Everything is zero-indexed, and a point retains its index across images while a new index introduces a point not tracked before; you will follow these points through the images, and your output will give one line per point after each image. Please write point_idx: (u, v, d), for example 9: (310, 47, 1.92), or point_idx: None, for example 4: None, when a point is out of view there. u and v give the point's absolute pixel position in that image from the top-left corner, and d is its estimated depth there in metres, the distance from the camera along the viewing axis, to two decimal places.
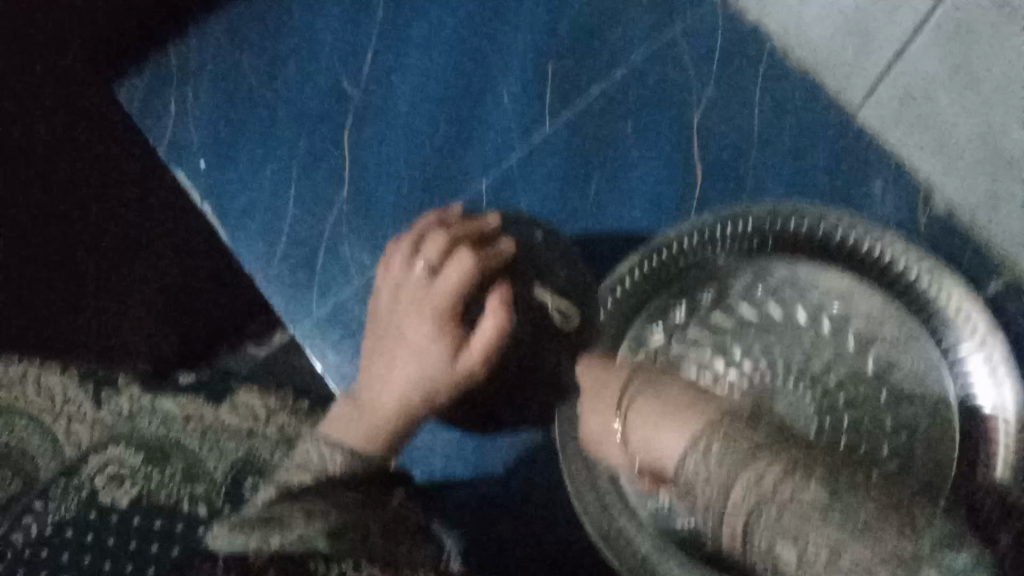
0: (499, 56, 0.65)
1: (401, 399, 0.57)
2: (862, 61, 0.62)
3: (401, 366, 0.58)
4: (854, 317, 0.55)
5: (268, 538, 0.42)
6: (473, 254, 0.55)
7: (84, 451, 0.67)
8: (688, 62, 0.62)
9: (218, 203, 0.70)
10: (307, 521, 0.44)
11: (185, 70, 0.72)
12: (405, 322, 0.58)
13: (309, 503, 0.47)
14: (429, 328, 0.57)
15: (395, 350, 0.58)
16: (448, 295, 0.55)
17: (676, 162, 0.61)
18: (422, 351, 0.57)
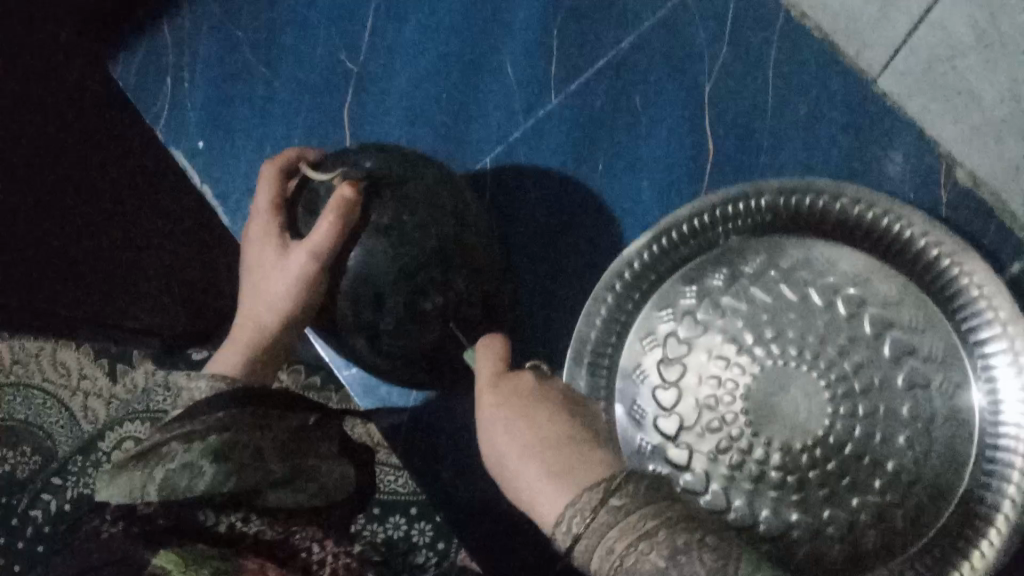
0: (500, 26, 0.63)
1: (263, 321, 0.55)
2: (885, 24, 0.59)
3: (259, 295, 0.54)
4: (870, 301, 0.52)
5: (149, 476, 0.42)
6: (274, 170, 0.53)
7: (95, 428, 0.81)
8: (696, 31, 0.59)
9: (217, 183, 0.68)
10: (187, 446, 0.44)
11: (182, 47, 0.70)
12: (249, 258, 0.55)
13: (195, 419, 0.45)
14: (269, 252, 0.53)
15: (251, 285, 0.55)
16: (272, 207, 0.53)
17: (688, 133, 0.59)
18: (266, 272, 0.53)
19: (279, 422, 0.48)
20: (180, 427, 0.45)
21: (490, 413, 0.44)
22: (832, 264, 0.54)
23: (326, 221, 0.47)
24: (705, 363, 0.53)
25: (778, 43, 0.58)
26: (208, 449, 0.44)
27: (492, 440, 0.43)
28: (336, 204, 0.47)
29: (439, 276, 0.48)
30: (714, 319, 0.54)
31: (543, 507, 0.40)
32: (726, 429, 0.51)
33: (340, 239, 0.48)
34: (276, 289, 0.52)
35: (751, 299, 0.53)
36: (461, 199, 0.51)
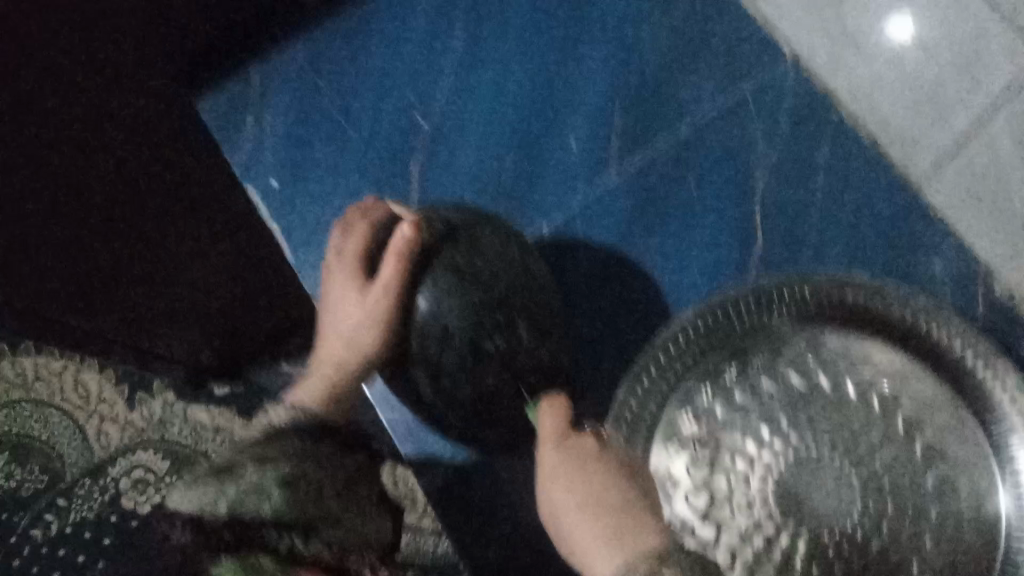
0: (571, 101, 0.67)
1: (339, 358, 0.57)
2: (934, 129, 0.63)
3: (336, 331, 0.57)
4: (903, 399, 0.56)
5: (220, 491, 0.42)
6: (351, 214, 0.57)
7: (115, 451, 0.85)
8: (754, 123, 0.63)
9: (287, 223, 0.73)
10: (260, 470, 0.44)
11: (266, 90, 0.74)
12: (328, 298, 0.58)
13: (272, 449, 0.47)
14: (346, 291, 0.56)
15: (328, 323, 0.58)
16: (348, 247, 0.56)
17: (738, 219, 0.62)
18: (343, 310, 0.56)
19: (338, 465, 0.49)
20: (255, 457, 0.45)
21: (553, 469, 0.47)
22: (869, 360, 0.57)
23: (388, 256, 0.51)
24: (742, 444, 0.56)
25: (829, 145, 0.62)
26: (277, 476, 0.44)
27: (548, 493, 0.46)
28: (400, 241, 0.51)
29: (505, 319, 0.51)
30: (752, 403, 0.57)
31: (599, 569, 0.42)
32: (757, 509, 0.54)
33: (405, 273, 0.51)
34: (345, 323, 0.56)
35: (789, 387, 0.57)
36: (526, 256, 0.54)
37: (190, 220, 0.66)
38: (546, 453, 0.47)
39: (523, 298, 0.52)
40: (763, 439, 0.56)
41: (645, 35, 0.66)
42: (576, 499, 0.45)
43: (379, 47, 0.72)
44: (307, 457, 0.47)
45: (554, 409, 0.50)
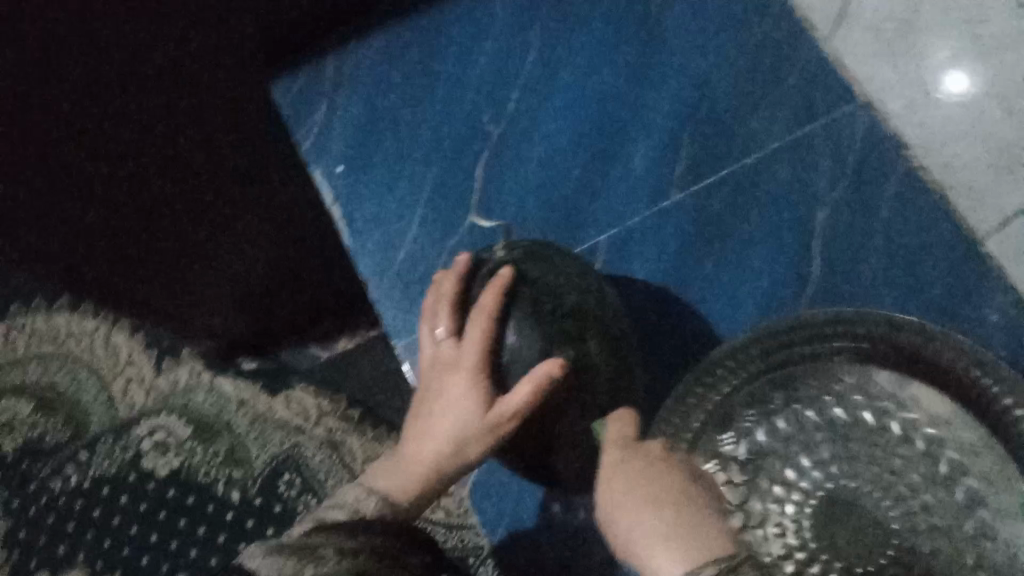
0: (642, 121, 0.69)
1: (433, 458, 0.59)
2: None
3: (437, 428, 0.59)
4: (948, 443, 0.56)
5: (301, 572, 0.49)
6: (484, 313, 0.60)
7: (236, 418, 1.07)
8: (824, 159, 0.65)
9: (345, 206, 0.73)
10: (339, 558, 0.50)
11: (337, 75, 0.76)
12: (438, 389, 0.60)
13: (353, 536, 0.52)
14: (465, 392, 0.59)
15: (429, 414, 0.60)
16: (473, 348, 0.59)
17: (793, 254, 0.63)
18: (457, 409, 0.59)
19: (394, 564, 0.52)
20: (336, 538, 0.51)
21: (610, 467, 0.55)
22: (918, 403, 0.58)
23: (528, 384, 0.56)
24: (780, 472, 0.57)
25: (892, 188, 0.63)
26: (351, 569, 0.50)
27: (605, 503, 0.54)
28: (541, 375, 0.56)
29: (569, 334, 0.59)
30: (795, 433, 0.58)
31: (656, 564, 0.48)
32: (786, 536, 0.53)
33: (534, 401, 0.56)
34: (454, 424, 0.59)
35: (833, 420, 0.59)
36: (587, 284, 0.62)
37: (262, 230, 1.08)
38: (612, 456, 0.56)
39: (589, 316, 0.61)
40: (801, 468, 0.57)
41: (716, 66, 0.69)
42: (636, 490, 0.52)
43: (458, 46, 0.74)
44: (371, 549, 0.52)
45: (621, 420, 0.58)
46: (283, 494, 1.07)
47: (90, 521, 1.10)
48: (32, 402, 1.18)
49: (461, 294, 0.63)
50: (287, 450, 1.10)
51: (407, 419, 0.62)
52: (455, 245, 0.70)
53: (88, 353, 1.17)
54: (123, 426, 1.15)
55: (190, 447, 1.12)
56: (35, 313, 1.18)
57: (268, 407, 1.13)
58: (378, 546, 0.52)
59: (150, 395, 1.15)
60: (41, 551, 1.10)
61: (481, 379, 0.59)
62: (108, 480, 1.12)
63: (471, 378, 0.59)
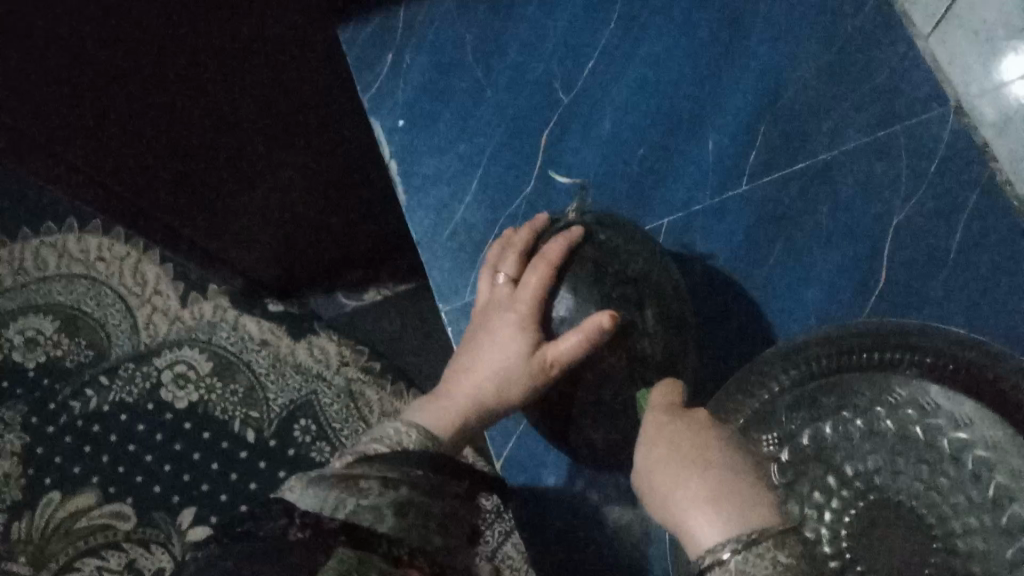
0: (716, 108, 0.69)
1: (481, 394, 0.64)
2: None
3: (487, 367, 0.64)
4: (1000, 468, 0.53)
5: (345, 503, 0.53)
6: (544, 260, 0.60)
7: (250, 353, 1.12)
8: (901, 163, 0.64)
9: (406, 164, 0.79)
10: (381, 491, 0.55)
11: (411, 33, 0.80)
12: (492, 330, 0.64)
13: (393, 469, 0.57)
14: (517, 336, 0.62)
15: (483, 353, 0.65)
16: (529, 295, 0.61)
17: (861, 258, 0.64)
18: (508, 352, 0.62)
19: (430, 495, 0.58)
20: (380, 471, 0.56)
21: (652, 426, 0.54)
22: (971, 421, 0.55)
23: (576, 338, 0.56)
24: (822, 476, 0.55)
25: (973, 200, 0.62)
26: (392, 502, 0.55)
27: (642, 457, 0.53)
28: (593, 328, 0.55)
29: (630, 312, 0.58)
30: (840, 440, 0.56)
31: (695, 522, 0.47)
32: (822, 543, 0.52)
33: (582, 353, 0.57)
34: (503, 365, 0.63)
35: (880, 430, 0.56)
36: (658, 266, 0.61)
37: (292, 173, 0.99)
38: (659, 419, 0.54)
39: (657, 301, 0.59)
40: (843, 474, 0.55)
41: (800, 56, 0.68)
42: (677, 453, 0.51)
43: (537, 15, 0.76)
44: (410, 483, 0.57)
45: (670, 389, 0.56)
46: (297, 439, 1.09)
47: (108, 445, 1.11)
48: (56, 322, 1.20)
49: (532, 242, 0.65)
50: (305, 396, 1.12)
51: (462, 354, 0.67)
52: (517, 213, 0.74)
53: (114, 278, 1.22)
54: (146, 355, 1.16)
55: (211, 383, 1.14)
56: (91, 235, 1.24)
57: (291, 352, 1.15)
58: (416, 476, 0.58)
59: (173, 327, 1.18)
60: (56, 470, 1.10)
61: (532, 325, 0.61)
62: (129, 407, 1.13)
63: (522, 323, 0.62)
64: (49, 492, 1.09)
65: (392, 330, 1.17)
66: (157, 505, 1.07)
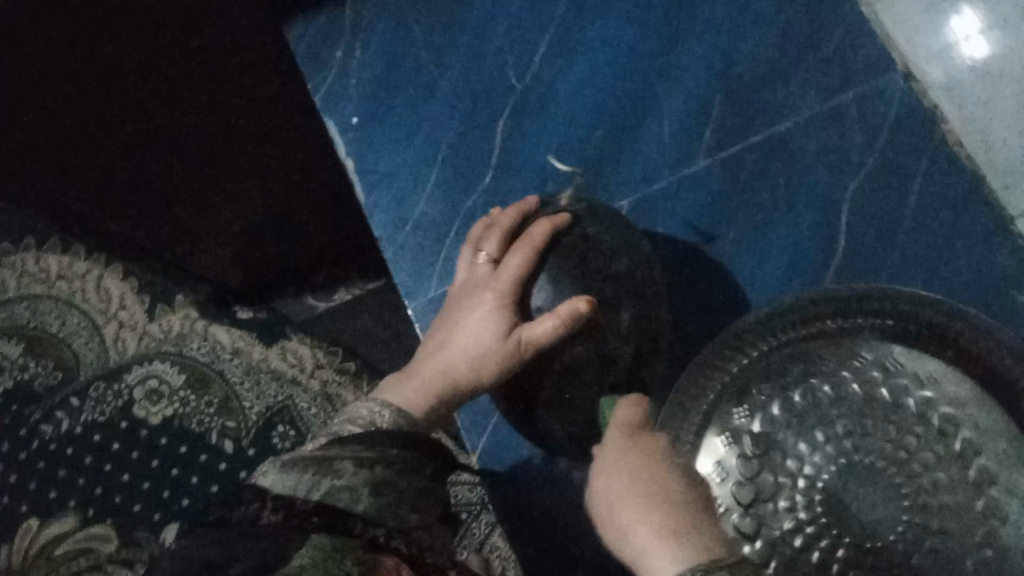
0: (668, 87, 0.70)
1: (454, 374, 0.64)
2: None
3: (461, 347, 0.64)
4: (963, 424, 0.55)
5: (318, 485, 0.53)
6: (525, 243, 0.60)
7: (212, 361, 1.14)
8: (853, 131, 0.65)
9: (363, 162, 0.78)
10: (356, 471, 0.54)
11: (358, 27, 0.80)
12: (468, 309, 0.64)
13: (368, 448, 0.56)
14: (491, 317, 0.62)
15: (458, 332, 0.65)
16: (508, 278, 0.61)
17: (822, 228, 0.65)
18: (481, 331, 0.62)
19: (407, 477, 0.57)
20: (356, 452, 0.55)
21: (613, 452, 0.54)
22: (935, 380, 0.56)
23: (554, 322, 0.56)
24: (791, 444, 0.56)
25: (925, 165, 0.63)
26: (367, 482, 0.55)
27: (602, 485, 0.53)
28: (571, 313, 0.56)
29: (605, 299, 0.58)
30: (811, 408, 0.57)
31: (650, 553, 0.48)
32: (795, 511, 0.54)
33: (557, 337, 0.57)
34: (476, 346, 0.62)
35: (848, 395, 0.57)
36: (626, 245, 0.61)
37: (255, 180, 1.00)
38: (617, 440, 0.54)
39: (625, 284, 0.59)
40: (813, 442, 0.56)
41: (749, 29, 0.68)
42: (635, 483, 0.52)
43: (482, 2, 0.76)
44: (386, 462, 0.56)
45: (635, 407, 0.55)
46: (276, 446, 1.08)
47: (82, 467, 1.09)
48: (21, 345, 1.17)
49: (516, 223, 0.64)
50: (281, 402, 1.11)
51: (436, 335, 0.67)
52: (476, 206, 0.74)
53: (77, 297, 1.18)
54: (116, 373, 1.14)
55: (184, 397, 1.12)
56: (49, 253, 1.20)
57: (263, 358, 1.14)
58: (392, 455, 0.57)
59: (142, 341, 1.16)
60: (31, 496, 1.08)
61: (509, 307, 0.61)
62: (100, 427, 1.11)
63: (499, 304, 0.62)
64: (27, 519, 1.07)
65: (363, 328, 1.17)
66: (137, 524, 1.06)
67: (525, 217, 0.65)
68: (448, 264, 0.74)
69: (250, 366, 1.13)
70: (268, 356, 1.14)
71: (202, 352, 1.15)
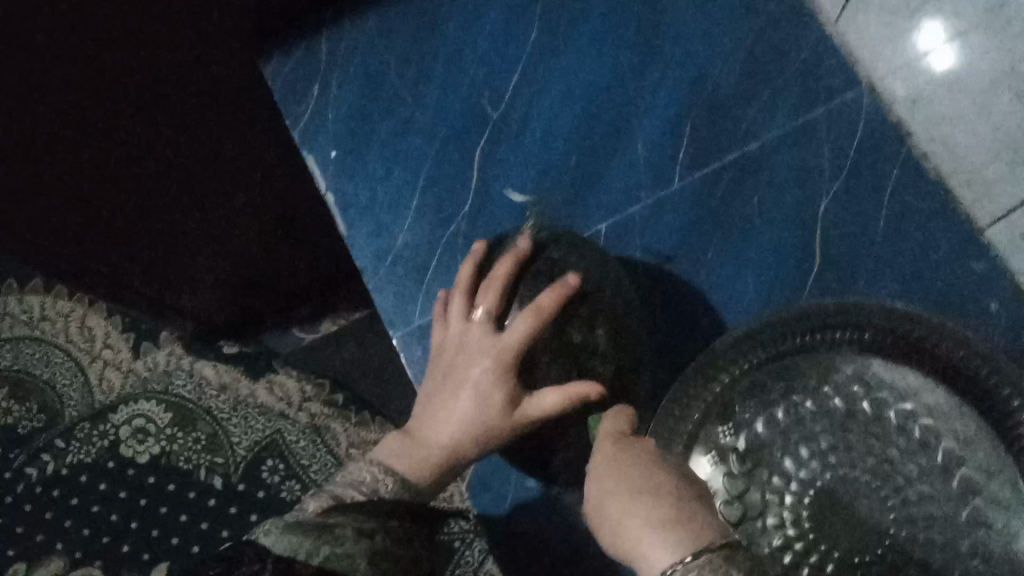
0: (639, 109, 0.71)
1: (454, 441, 0.61)
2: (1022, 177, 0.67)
3: (460, 410, 0.61)
4: (945, 436, 0.55)
5: (317, 548, 0.52)
6: (531, 313, 0.58)
7: (199, 397, 1.14)
8: (823, 148, 0.66)
9: (342, 194, 0.79)
10: (356, 539, 0.54)
11: (334, 62, 0.82)
12: (466, 370, 0.61)
13: (368, 517, 0.56)
14: (495, 385, 0.60)
15: (455, 393, 0.62)
16: (513, 345, 0.59)
17: (798, 243, 0.65)
18: (482, 396, 0.60)
19: (404, 544, 0.57)
20: (358, 521, 0.55)
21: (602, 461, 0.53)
22: (914, 392, 0.56)
23: (560, 395, 0.57)
24: (777, 461, 0.56)
25: (896, 178, 0.64)
26: (365, 551, 0.54)
27: (593, 492, 0.52)
28: (580, 395, 0.56)
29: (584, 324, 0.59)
30: (793, 424, 0.57)
31: (647, 548, 0.47)
32: (784, 528, 0.54)
33: (563, 409, 0.57)
34: (477, 413, 0.60)
35: (829, 410, 0.57)
36: (599, 269, 0.62)
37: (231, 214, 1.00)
38: (610, 451, 0.54)
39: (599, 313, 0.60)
40: (797, 459, 0.56)
41: (717, 50, 0.70)
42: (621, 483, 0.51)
43: (456, 32, 0.77)
44: (385, 532, 0.56)
45: (629, 416, 0.57)
46: (266, 480, 1.06)
47: (70, 508, 1.08)
48: (7, 388, 1.18)
49: (512, 277, 0.61)
50: (269, 436, 1.10)
51: (429, 391, 0.65)
52: (455, 234, 0.74)
53: (60, 336, 1.20)
54: (102, 413, 1.14)
55: (171, 434, 1.11)
56: (31, 294, 1.23)
57: (251, 393, 1.13)
58: (391, 524, 0.57)
59: (127, 380, 1.16)
60: (17, 540, 1.07)
61: (511, 374, 0.59)
62: (87, 468, 1.10)
63: (501, 371, 0.60)
64: (13, 565, 1.06)
65: (351, 359, 1.16)
66: (124, 566, 1.04)
67: (520, 271, 0.61)
68: (430, 293, 0.74)
69: (238, 401, 1.13)
70: (257, 390, 1.13)
71: (189, 389, 1.14)
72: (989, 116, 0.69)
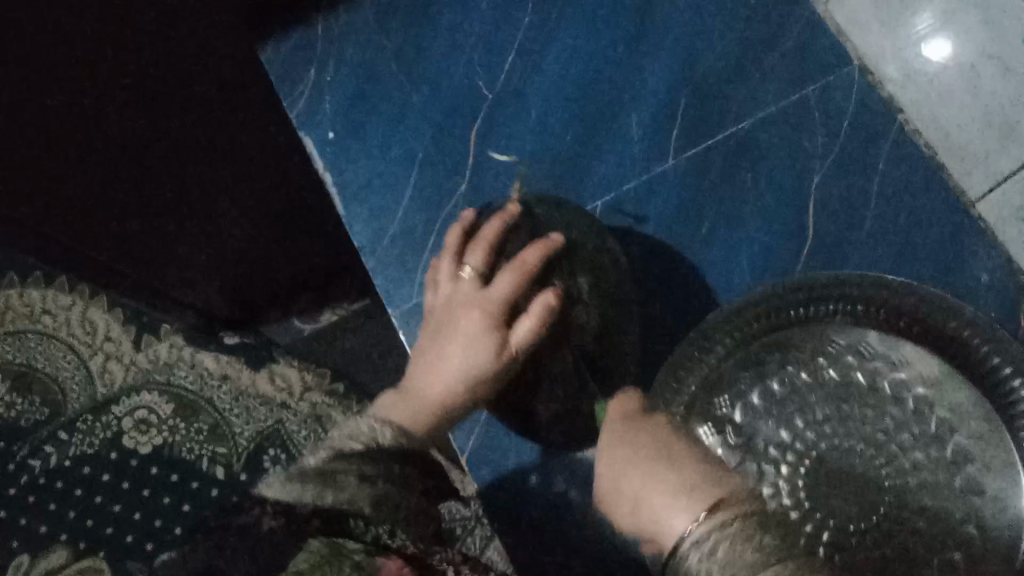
0: (635, 88, 0.72)
1: (447, 390, 0.65)
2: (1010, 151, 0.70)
3: (452, 360, 0.65)
4: (938, 404, 0.56)
5: (321, 495, 0.55)
6: (517, 263, 0.62)
7: (199, 389, 1.14)
8: (817, 125, 0.68)
9: (340, 175, 0.79)
10: (359, 484, 0.54)
11: (331, 41, 0.81)
12: (457, 323, 0.66)
13: (371, 462, 0.56)
14: (483, 334, 0.64)
15: (446, 348, 0.66)
16: (498, 294, 0.63)
17: (793, 216, 0.67)
18: (472, 344, 0.64)
19: (408, 492, 0.57)
20: (359, 466, 0.56)
21: (610, 438, 0.56)
22: (908, 362, 0.58)
23: (528, 322, 0.61)
24: (774, 432, 0.57)
25: (886, 151, 0.67)
26: (368, 496, 0.54)
27: (607, 474, 0.55)
28: (541, 311, 0.60)
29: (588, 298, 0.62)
30: (789, 395, 0.59)
31: (663, 516, 0.48)
32: (780, 495, 0.53)
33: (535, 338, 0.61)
34: (466, 361, 0.64)
35: (825, 380, 0.59)
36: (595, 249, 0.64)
37: (235, 203, 1.00)
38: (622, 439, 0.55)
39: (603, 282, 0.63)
40: (795, 429, 0.57)
41: (710, 33, 0.71)
42: (637, 464, 0.52)
43: (451, 14, 0.78)
44: (387, 478, 0.56)
45: (626, 401, 0.59)
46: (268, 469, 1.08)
47: (72, 500, 1.08)
48: (6, 383, 1.18)
49: (502, 236, 0.65)
50: (270, 426, 1.11)
51: (422, 350, 0.69)
52: (453, 213, 0.75)
53: (61, 330, 1.19)
54: (104, 405, 1.15)
55: (173, 425, 1.12)
56: (30, 289, 1.20)
57: (251, 383, 1.14)
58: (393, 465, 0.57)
59: (129, 373, 1.16)
60: (20, 531, 1.06)
61: (498, 323, 0.63)
62: (89, 459, 1.11)
63: (488, 321, 0.64)
64: (18, 556, 1.05)
65: (351, 349, 1.18)
66: (129, 556, 1.04)
67: (509, 230, 0.65)
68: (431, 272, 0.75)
69: (239, 391, 1.14)
70: (259, 380, 1.14)
71: (188, 382, 1.15)
72: (978, 95, 0.71)
